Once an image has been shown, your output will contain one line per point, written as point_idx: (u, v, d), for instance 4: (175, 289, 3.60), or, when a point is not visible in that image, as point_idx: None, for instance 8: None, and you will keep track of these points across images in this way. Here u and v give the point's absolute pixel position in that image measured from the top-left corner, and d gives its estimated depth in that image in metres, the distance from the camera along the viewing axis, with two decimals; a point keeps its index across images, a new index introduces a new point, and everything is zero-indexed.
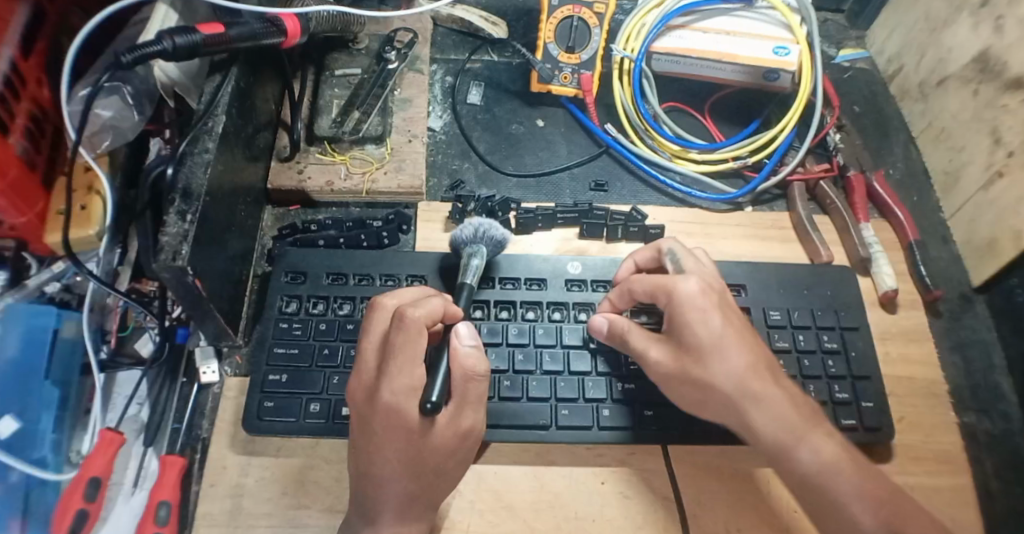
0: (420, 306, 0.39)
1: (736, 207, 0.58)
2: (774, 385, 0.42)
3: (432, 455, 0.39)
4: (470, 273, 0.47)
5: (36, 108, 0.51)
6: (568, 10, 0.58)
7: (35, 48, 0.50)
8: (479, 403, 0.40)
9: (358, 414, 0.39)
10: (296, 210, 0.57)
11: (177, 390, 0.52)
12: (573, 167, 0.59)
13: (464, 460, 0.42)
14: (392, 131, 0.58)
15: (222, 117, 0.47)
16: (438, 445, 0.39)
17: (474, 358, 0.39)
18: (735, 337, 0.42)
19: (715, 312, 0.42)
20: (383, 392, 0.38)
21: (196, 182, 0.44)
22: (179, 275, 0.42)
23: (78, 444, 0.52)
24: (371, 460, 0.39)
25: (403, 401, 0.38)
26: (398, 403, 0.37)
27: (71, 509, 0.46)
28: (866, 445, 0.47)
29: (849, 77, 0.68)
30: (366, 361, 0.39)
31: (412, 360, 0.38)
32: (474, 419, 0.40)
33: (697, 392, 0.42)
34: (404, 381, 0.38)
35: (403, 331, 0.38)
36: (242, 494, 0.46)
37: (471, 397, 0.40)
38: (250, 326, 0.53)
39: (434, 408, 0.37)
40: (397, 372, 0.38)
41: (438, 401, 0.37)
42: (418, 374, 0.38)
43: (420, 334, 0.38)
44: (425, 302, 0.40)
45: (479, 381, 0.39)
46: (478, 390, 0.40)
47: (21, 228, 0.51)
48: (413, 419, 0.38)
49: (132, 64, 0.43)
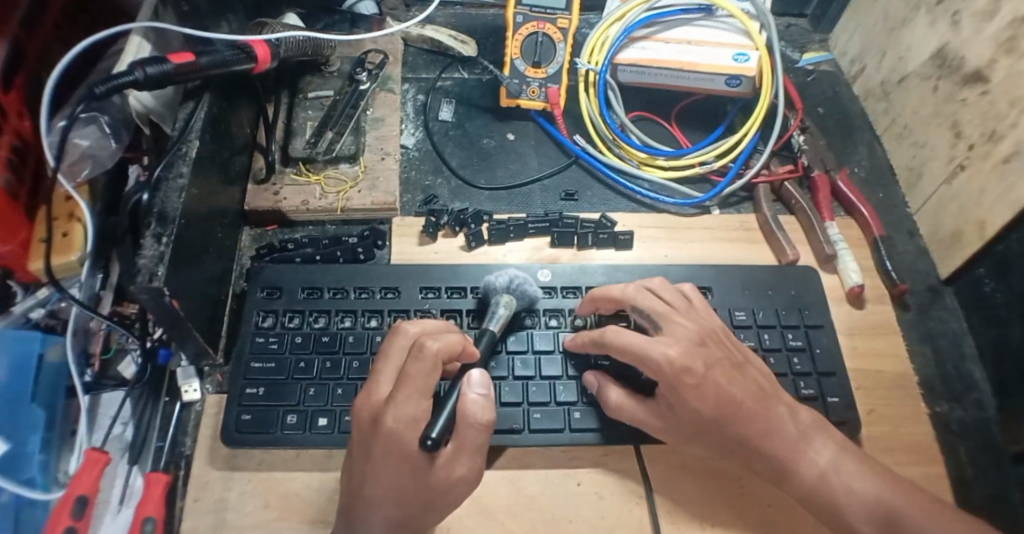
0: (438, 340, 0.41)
1: (703, 211, 0.59)
2: (777, 436, 0.44)
3: (420, 489, 0.40)
4: (493, 321, 0.48)
5: (18, 140, 0.53)
6: (532, 26, 0.60)
7: (15, 83, 0.53)
8: (475, 453, 0.40)
9: (360, 432, 0.40)
10: (272, 230, 0.58)
11: (159, 409, 0.52)
12: (543, 178, 0.60)
13: (453, 503, 0.42)
14: (365, 150, 0.59)
15: (195, 142, 0.49)
16: (429, 483, 0.40)
17: (479, 405, 0.40)
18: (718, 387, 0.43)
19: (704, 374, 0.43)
20: (389, 417, 0.38)
21: (171, 206, 0.46)
22: (156, 297, 0.43)
23: (66, 465, 0.54)
24: (366, 484, 0.40)
25: (404, 430, 0.38)
26: (402, 431, 0.38)
27: (60, 526, 0.46)
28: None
29: (813, 79, 0.70)
30: (380, 382, 0.40)
31: (421, 391, 0.39)
32: (469, 466, 0.40)
33: (710, 449, 0.46)
34: (408, 411, 0.38)
35: (419, 361, 0.39)
36: (226, 508, 0.48)
37: (468, 446, 0.40)
38: (230, 345, 0.54)
39: (432, 444, 0.38)
40: (405, 403, 0.39)
41: (438, 438, 0.38)
42: (423, 406, 0.39)
43: (433, 367, 0.39)
44: (445, 334, 0.42)
45: (482, 429, 0.40)
46: (479, 438, 0.40)
47: (7, 257, 0.53)
48: (409, 449, 0.38)
49: (105, 94, 0.45)
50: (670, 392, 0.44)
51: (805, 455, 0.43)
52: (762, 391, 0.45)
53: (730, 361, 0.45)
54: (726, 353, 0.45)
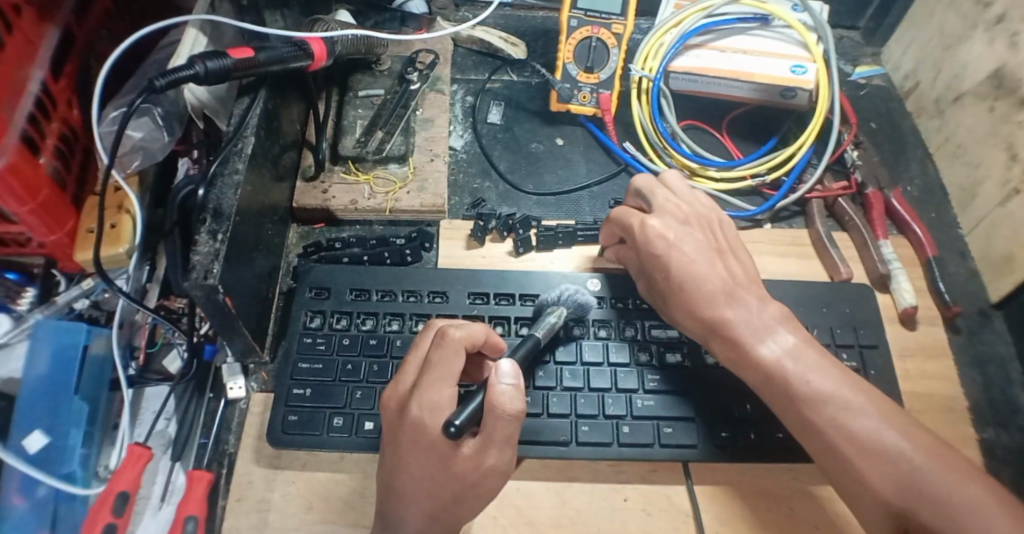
0: (460, 329, 0.42)
1: (755, 224, 0.58)
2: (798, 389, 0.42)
3: (452, 482, 0.39)
4: (541, 327, 0.47)
5: (65, 128, 0.53)
6: (586, 30, 0.59)
7: (64, 71, 0.53)
8: (505, 443, 0.39)
9: (390, 425, 0.41)
10: (320, 228, 0.58)
11: (203, 405, 0.52)
12: (593, 185, 0.59)
13: (488, 497, 0.41)
14: (414, 150, 0.59)
15: (250, 139, 0.49)
16: (461, 472, 0.39)
17: (504, 394, 0.38)
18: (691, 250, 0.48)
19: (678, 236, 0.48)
20: (414, 404, 0.39)
21: (226, 202, 0.46)
22: (211, 293, 0.43)
23: (106, 459, 0.53)
24: (399, 476, 0.40)
25: (427, 417, 0.39)
26: (426, 416, 0.39)
27: (100, 522, 0.46)
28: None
29: (864, 94, 0.68)
30: (405, 373, 0.42)
31: (444, 377, 0.40)
32: (499, 457, 0.39)
33: (684, 326, 0.48)
34: (431, 398, 0.39)
35: (442, 347, 0.41)
36: (267, 509, 0.47)
37: (497, 437, 0.38)
38: (275, 342, 0.53)
39: (455, 432, 0.37)
40: (432, 390, 0.40)
41: (462, 426, 0.37)
42: (445, 394, 0.40)
43: (456, 352, 0.41)
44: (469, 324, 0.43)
45: (510, 419, 0.38)
46: (507, 429, 0.38)
47: (52, 245, 0.54)
48: (434, 436, 0.38)
49: (166, 88, 0.44)
50: (645, 255, 0.49)
51: (764, 345, 0.44)
52: (734, 281, 0.47)
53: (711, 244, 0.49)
54: (709, 236, 0.49)
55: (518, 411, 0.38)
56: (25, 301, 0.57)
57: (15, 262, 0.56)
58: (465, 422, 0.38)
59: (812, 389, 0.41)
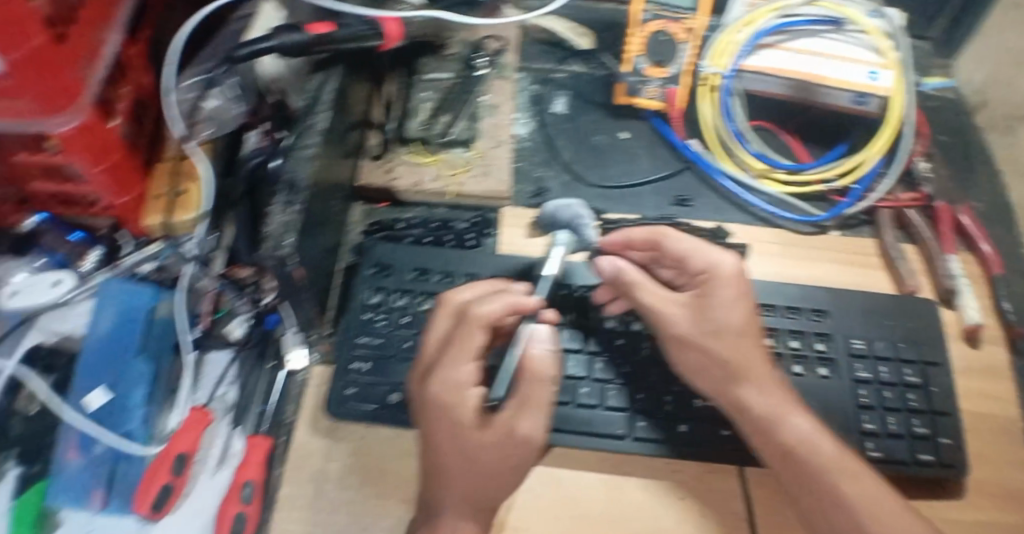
0: (492, 304, 0.42)
1: (821, 230, 0.57)
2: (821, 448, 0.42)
3: (473, 460, 0.39)
4: (550, 261, 0.49)
5: (139, 94, 0.55)
6: (658, 24, 0.60)
7: (139, 36, 0.54)
8: (538, 410, 0.40)
9: (415, 400, 0.42)
10: (383, 208, 0.58)
11: (263, 374, 0.53)
12: (657, 181, 0.59)
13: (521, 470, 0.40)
14: (479, 136, 0.59)
15: (323, 115, 0.49)
16: (501, 442, 0.39)
17: (539, 361, 0.41)
18: (725, 313, 0.46)
19: (710, 290, 0.47)
20: (435, 379, 0.40)
21: (299, 176, 0.46)
22: (281, 266, 0.43)
23: (165, 422, 0.53)
24: (447, 455, 0.39)
25: (449, 393, 0.40)
26: (457, 389, 0.40)
27: (158, 483, 0.48)
28: (940, 481, 0.47)
29: (935, 106, 0.67)
30: (428, 347, 0.43)
31: (463, 353, 0.41)
32: (535, 425, 0.40)
33: (699, 359, 0.46)
34: (452, 374, 0.40)
35: (466, 322, 0.42)
36: (323, 480, 0.48)
37: (532, 403, 0.40)
38: (337, 317, 0.54)
39: (497, 403, 0.42)
40: (461, 364, 0.40)
41: (501, 398, 0.42)
42: (464, 370, 0.40)
43: (478, 327, 0.42)
44: (494, 295, 0.44)
45: (543, 384, 0.41)
46: (543, 395, 0.41)
47: (120, 208, 0.54)
48: (452, 409, 0.39)
49: (246, 58, 0.45)
50: (706, 290, 0.47)
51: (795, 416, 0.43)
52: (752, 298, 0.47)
53: (746, 287, 0.47)
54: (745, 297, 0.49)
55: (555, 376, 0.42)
56: (90, 261, 0.58)
57: (81, 221, 0.58)
58: (502, 392, 0.42)
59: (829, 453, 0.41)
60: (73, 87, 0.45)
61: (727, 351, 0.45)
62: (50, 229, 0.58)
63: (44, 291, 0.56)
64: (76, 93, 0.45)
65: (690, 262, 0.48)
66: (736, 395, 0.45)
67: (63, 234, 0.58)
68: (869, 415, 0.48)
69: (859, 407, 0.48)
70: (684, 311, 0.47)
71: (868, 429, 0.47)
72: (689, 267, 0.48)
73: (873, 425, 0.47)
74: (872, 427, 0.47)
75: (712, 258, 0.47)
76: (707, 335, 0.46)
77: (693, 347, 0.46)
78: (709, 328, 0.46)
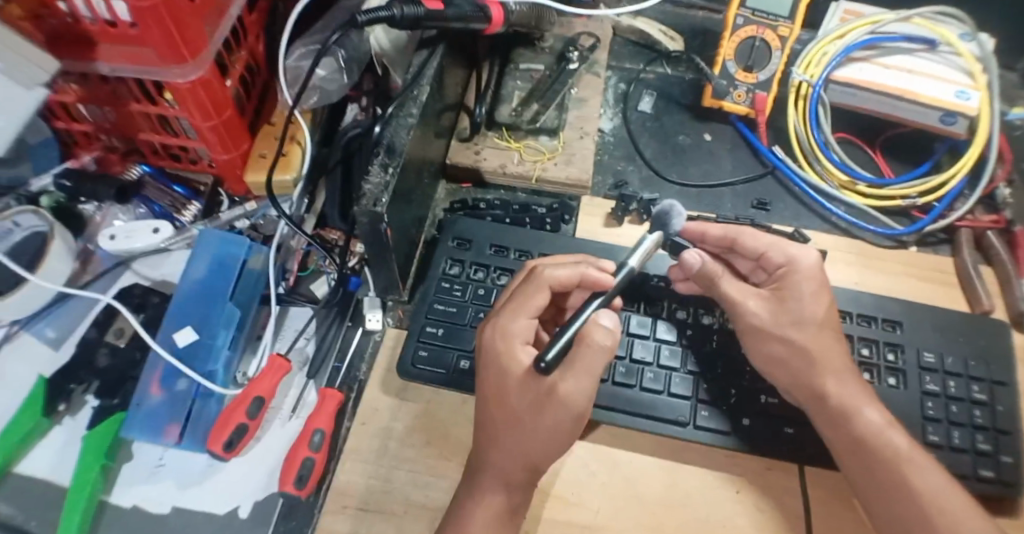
0: (562, 269, 0.45)
1: (900, 245, 0.58)
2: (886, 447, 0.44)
3: (515, 411, 0.41)
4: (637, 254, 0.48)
5: (252, 61, 0.59)
6: (751, 30, 0.60)
7: (258, 6, 0.58)
8: (586, 375, 0.40)
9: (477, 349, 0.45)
10: (467, 188, 0.61)
11: (342, 332, 0.55)
12: (736, 183, 0.60)
13: (559, 435, 0.41)
14: (566, 126, 0.61)
15: (425, 88, 0.52)
16: (539, 397, 0.40)
17: (596, 329, 0.41)
18: (803, 307, 0.49)
19: (791, 283, 0.50)
20: (489, 327, 0.43)
21: (399, 141, 0.50)
22: (374, 223, 0.46)
23: (244, 367, 0.56)
24: (488, 401, 0.42)
25: (498, 341, 0.42)
26: (503, 337, 0.42)
27: (235, 421, 0.51)
28: (1000, 499, 0.46)
29: (1021, 134, 0.66)
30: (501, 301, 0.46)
31: (523, 308, 0.43)
32: (575, 387, 0.40)
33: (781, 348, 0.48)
34: (508, 323, 0.42)
35: (533, 282, 0.44)
36: (390, 437, 0.50)
37: (581, 369, 0.40)
38: (415, 284, 0.56)
39: (545, 368, 0.39)
40: (512, 319, 0.42)
41: (551, 363, 0.39)
42: (520, 322, 0.42)
43: (541, 288, 0.44)
44: (567, 265, 0.46)
45: (598, 352, 0.40)
46: (598, 362, 0.40)
47: (224, 164, 0.59)
48: (500, 356, 0.41)
49: (365, 24, 0.48)
50: (784, 282, 0.50)
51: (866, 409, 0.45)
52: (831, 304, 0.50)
53: (824, 284, 0.50)
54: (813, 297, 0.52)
55: (610, 349, 0.40)
56: (189, 213, 0.61)
57: (182, 177, 0.63)
58: (554, 359, 0.39)
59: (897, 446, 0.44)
60: (198, 44, 0.49)
61: (807, 342, 0.48)
62: (153, 180, 0.62)
63: (143, 237, 0.59)
64: (200, 49, 0.49)
65: (768, 258, 0.51)
66: (816, 386, 0.47)
67: (165, 187, 0.62)
68: (934, 428, 0.48)
69: (925, 419, 0.48)
70: (764, 304, 0.49)
71: (932, 441, 0.47)
72: (767, 263, 0.51)
73: (937, 437, 0.47)
74: (936, 439, 0.47)
75: (793, 253, 0.50)
76: (787, 326, 0.48)
77: (774, 338, 0.48)
78: (789, 319, 0.48)
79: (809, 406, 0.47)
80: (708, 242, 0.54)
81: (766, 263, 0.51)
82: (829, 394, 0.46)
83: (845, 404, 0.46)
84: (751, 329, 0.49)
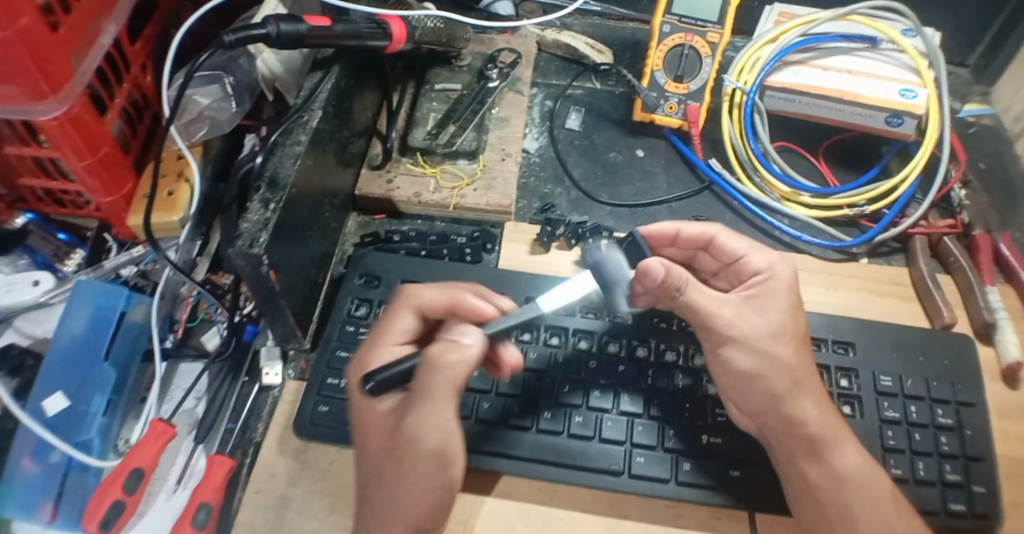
0: (431, 291, 0.41)
1: (850, 257, 0.54)
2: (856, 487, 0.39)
3: (376, 452, 0.36)
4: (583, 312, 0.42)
5: (137, 92, 0.53)
6: (679, 38, 0.56)
7: (143, 34, 0.53)
8: (431, 398, 0.34)
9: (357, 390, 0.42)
10: (380, 220, 0.56)
11: (235, 390, 0.49)
12: (672, 201, 0.56)
13: (419, 479, 0.34)
14: (485, 148, 0.56)
15: (318, 113, 0.46)
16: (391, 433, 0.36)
17: (449, 346, 0.35)
18: (782, 316, 0.42)
19: (769, 292, 0.43)
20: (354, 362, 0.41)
21: (283, 172, 0.43)
22: (254, 265, 0.40)
23: (127, 433, 0.51)
24: (359, 449, 0.38)
25: (359, 374, 0.39)
26: (362, 369, 0.39)
27: (109, 498, 0.44)
28: None
29: (973, 133, 0.62)
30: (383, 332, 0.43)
31: (388, 338, 0.41)
32: (423, 415, 0.34)
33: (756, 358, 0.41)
34: (370, 355, 0.40)
35: (397, 308, 0.42)
36: (287, 506, 0.43)
37: (428, 391, 0.34)
38: (318, 331, 0.50)
39: (373, 389, 0.36)
40: (376, 350, 0.40)
41: (377, 383, 0.36)
42: (383, 352, 0.40)
43: (404, 313, 0.41)
44: (439, 288, 0.42)
45: (438, 372, 0.34)
46: (439, 385, 0.34)
47: (109, 208, 0.53)
48: (361, 391, 0.38)
49: (234, 44, 0.43)
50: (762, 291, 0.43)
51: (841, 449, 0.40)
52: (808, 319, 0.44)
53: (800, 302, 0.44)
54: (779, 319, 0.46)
55: (461, 368, 0.34)
56: (73, 263, 0.56)
57: (68, 222, 0.57)
58: (384, 380, 0.36)
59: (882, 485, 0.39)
60: (61, 76, 0.42)
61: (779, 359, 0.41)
62: (36, 227, 0.56)
63: (24, 290, 0.53)
64: (63, 82, 0.42)
65: (744, 264, 0.45)
66: (789, 412, 0.41)
67: (49, 234, 0.56)
68: (897, 459, 0.43)
69: (885, 450, 0.43)
70: (741, 310, 0.42)
71: (895, 474, 0.42)
72: (743, 271, 0.46)
73: (901, 470, 0.42)
74: (899, 472, 0.42)
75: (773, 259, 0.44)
76: (768, 338, 0.41)
77: (751, 347, 0.41)
78: (768, 331, 0.41)
79: (775, 437, 0.41)
80: (677, 242, 0.47)
81: (741, 270, 0.46)
82: (811, 418, 0.41)
83: (827, 433, 0.40)
84: (727, 338, 0.41)
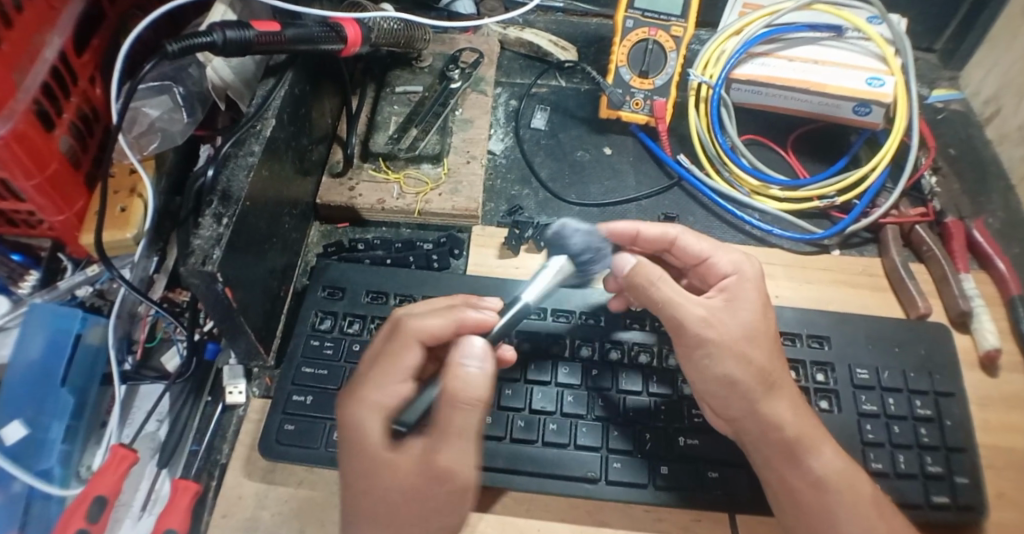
0: (432, 319, 0.37)
1: (821, 249, 0.53)
2: (835, 491, 0.38)
3: (391, 497, 0.33)
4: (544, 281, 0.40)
5: (86, 105, 0.50)
6: (642, 33, 0.55)
7: (91, 45, 0.50)
8: (459, 437, 0.32)
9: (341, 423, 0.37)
10: (344, 228, 0.55)
11: (198, 409, 0.48)
12: (641, 199, 0.55)
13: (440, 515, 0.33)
14: (449, 151, 0.55)
15: (272, 121, 0.44)
16: (409, 469, 0.33)
17: (460, 377, 0.32)
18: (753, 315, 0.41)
19: (738, 293, 0.42)
20: (352, 400, 0.36)
21: (236, 185, 0.41)
22: (209, 283, 0.38)
23: (89, 459, 0.49)
24: (353, 487, 0.34)
25: (367, 417, 0.34)
26: (362, 407, 0.35)
27: (71, 528, 0.41)
28: (958, 527, 0.41)
29: (943, 118, 0.62)
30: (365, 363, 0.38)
31: (396, 374, 0.36)
32: (456, 456, 0.32)
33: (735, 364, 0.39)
34: (379, 395, 0.35)
35: (394, 339, 0.37)
36: (256, 529, 0.42)
37: (452, 430, 0.32)
38: (281, 346, 0.49)
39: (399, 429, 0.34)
40: (379, 385, 0.36)
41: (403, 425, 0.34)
42: (391, 393, 0.35)
43: (407, 345, 0.37)
44: (439, 312, 0.38)
45: (467, 408, 0.32)
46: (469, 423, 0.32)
47: (60, 227, 0.50)
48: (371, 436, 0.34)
49: (179, 53, 0.40)
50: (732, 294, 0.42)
51: (813, 454, 0.39)
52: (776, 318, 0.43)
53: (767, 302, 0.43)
54: None
55: (482, 399, 0.32)
56: (27, 285, 0.53)
57: (20, 242, 0.54)
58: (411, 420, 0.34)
59: (860, 489, 0.39)
60: None
61: (753, 363, 0.40)
62: None
63: None
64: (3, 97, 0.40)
65: (710, 263, 0.44)
66: (765, 416, 0.40)
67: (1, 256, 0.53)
68: (876, 453, 0.42)
69: (865, 444, 0.42)
70: (713, 317, 0.40)
71: (875, 469, 0.42)
72: (710, 271, 0.45)
73: (881, 464, 0.42)
74: (880, 466, 0.42)
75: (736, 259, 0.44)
76: (741, 340, 0.40)
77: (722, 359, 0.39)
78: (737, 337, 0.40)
79: (754, 440, 0.40)
80: (637, 242, 0.46)
81: (709, 271, 0.45)
82: (786, 422, 0.40)
83: (803, 437, 0.40)
84: (702, 341, 0.40)
